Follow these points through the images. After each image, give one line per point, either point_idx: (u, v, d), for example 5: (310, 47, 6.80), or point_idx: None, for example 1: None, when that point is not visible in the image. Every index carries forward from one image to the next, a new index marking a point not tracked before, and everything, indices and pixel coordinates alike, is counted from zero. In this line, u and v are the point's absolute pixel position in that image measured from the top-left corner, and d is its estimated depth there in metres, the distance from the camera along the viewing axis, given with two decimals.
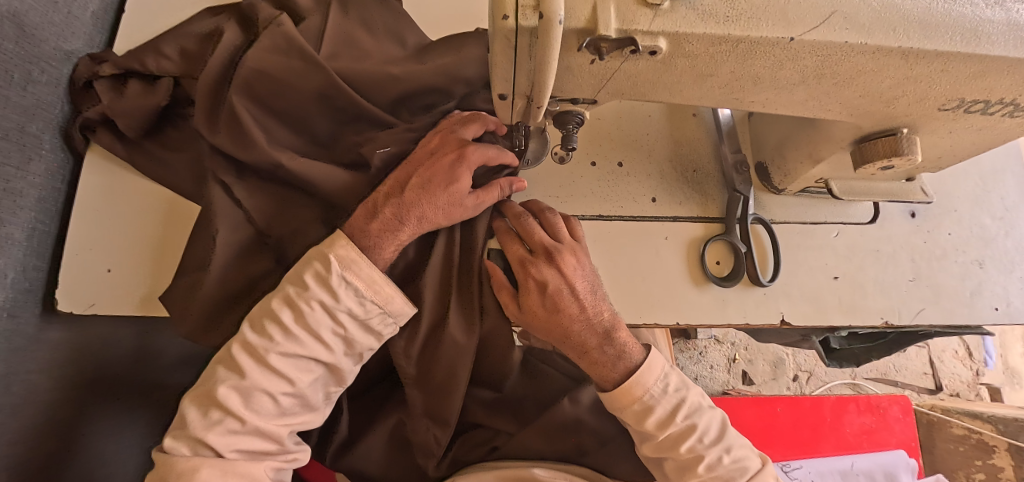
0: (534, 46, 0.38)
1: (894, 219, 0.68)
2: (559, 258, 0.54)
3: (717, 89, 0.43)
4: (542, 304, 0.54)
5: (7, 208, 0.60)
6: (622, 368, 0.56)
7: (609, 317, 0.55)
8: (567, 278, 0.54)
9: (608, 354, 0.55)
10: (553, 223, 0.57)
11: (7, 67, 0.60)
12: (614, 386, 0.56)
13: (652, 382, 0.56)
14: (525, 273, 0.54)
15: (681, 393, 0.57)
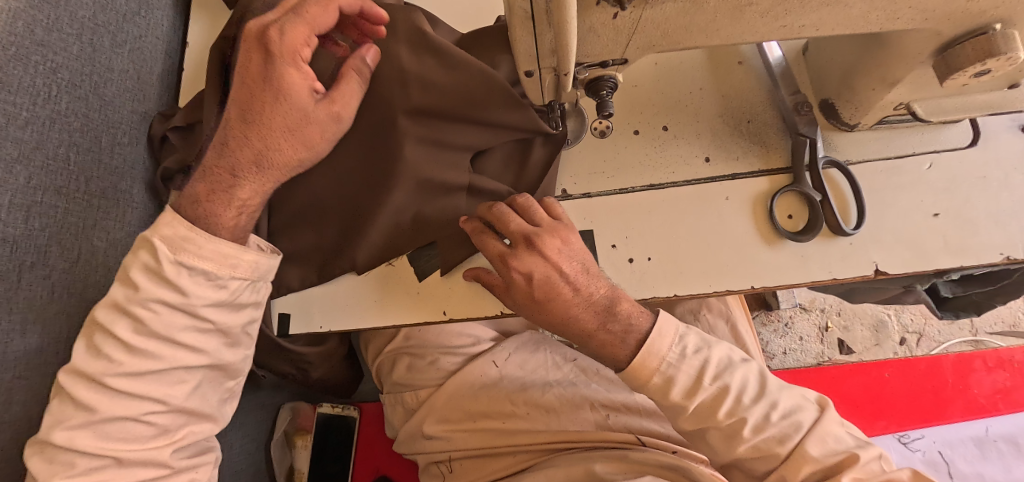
0: (547, 12, 0.36)
1: (998, 139, 0.59)
2: (539, 243, 0.52)
3: (758, 20, 0.39)
4: (530, 294, 0.52)
5: (111, 258, 0.66)
6: (632, 342, 0.53)
7: None
8: (552, 263, 0.52)
9: (614, 333, 0.53)
10: (527, 206, 0.55)
11: (95, 132, 0.65)
12: (627, 363, 0.54)
13: (733, 352, 0.56)
14: (508, 268, 0.52)
15: (703, 354, 0.54)
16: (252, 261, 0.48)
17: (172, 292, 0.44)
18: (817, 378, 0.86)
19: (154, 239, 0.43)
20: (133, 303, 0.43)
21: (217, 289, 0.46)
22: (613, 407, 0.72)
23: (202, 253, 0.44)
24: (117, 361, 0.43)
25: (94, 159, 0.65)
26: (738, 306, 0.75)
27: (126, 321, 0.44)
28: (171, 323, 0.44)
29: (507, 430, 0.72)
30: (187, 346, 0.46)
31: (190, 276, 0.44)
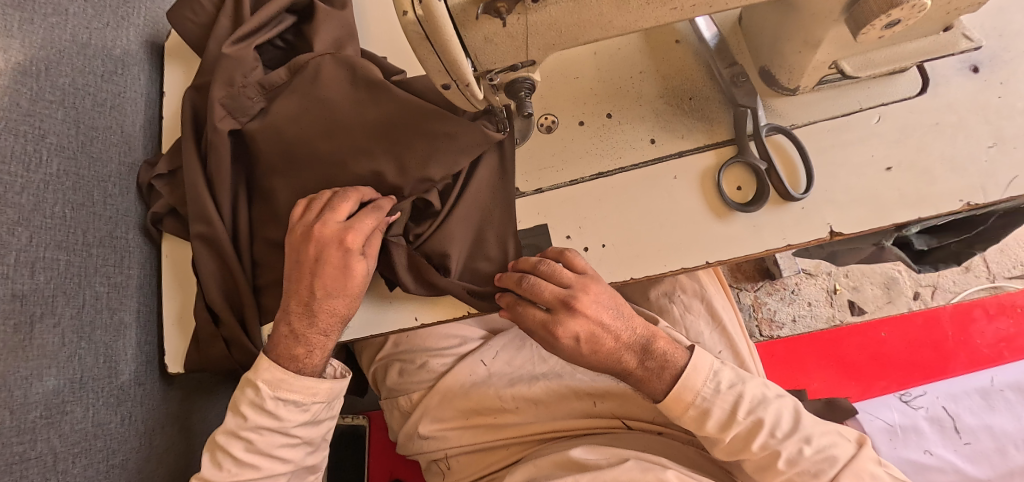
0: (432, 33, 0.38)
1: (950, 83, 0.57)
2: (579, 307, 0.53)
3: (646, 6, 0.40)
4: (580, 350, 0.55)
5: (113, 300, 0.71)
6: (667, 378, 0.56)
7: (642, 333, 0.57)
8: (592, 319, 0.54)
9: (650, 369, 0.56)
10: (553, 272, 0.54)
11: (86, 187, 0.71)
12: (664, 396, 0.56)
13: (702, 384, 0.56)
14: (555, 336, 0.54)
15: (737, 389, 0.56)
16: (327, 389, 0.58)
17: (273, 419, 0.55)
18: (813, 345, 0.85)
19: (260, 383, 0.55)
20: (246, 431, 0.55)
21: (303, 412, 0.57)
22: (599, 394, 0.72)
23: (292, 388, 0.55)
24: (235, 470, 0.56)
25: (89, 212, 0.70)
26: (716, 282, 0.75)
27: (231, 437, 0.56)
28: (270, 440, 0.56)
29: (499, 425, 0.75)
30: (280, 458, 0.57)
31: (286, 408, 0.56)
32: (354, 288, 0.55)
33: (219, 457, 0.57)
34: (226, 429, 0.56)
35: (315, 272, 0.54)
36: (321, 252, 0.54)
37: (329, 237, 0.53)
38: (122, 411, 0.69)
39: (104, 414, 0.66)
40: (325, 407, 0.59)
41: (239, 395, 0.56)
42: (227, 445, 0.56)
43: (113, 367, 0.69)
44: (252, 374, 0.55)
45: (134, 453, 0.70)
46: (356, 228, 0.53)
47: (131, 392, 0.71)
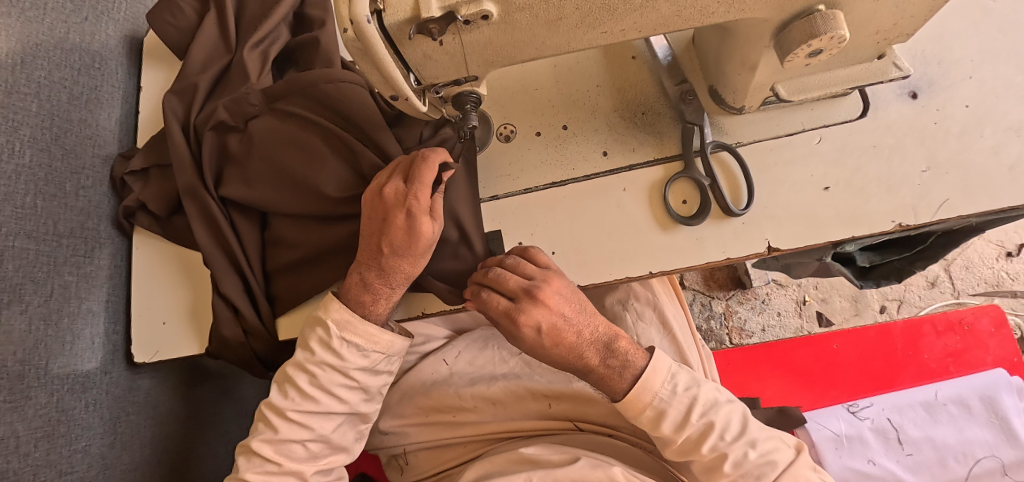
0: (367, 50, 0.40)
1: (889, 108, 0.60)
2: (542, 296, 0.51)
3: (579, 30, 0.42)
4: (541, 342, 0.53)
5: (81, 288, 0.73)
6: (629, 377, 0.55)
7: (605, 331, 0.55)
8: (556, 310, 0.52)
9: (612, 367, 0.55)
10: (518, 263, 0.52)
11: (59, 179, 0.73)
12: (623, 395, 0.55)
13: (661, 385, 0.55)
14: (517, 325, 0.52)
15: (692, 392, 0.55)
16: (388, 341, 0.57)
17: (335, 357, 0.55)
18: (768, 355, 0.86)
19: (329, 322, 0.54)
20: (310, 364, 0.55)
21: (363, 356, 0.56)
22: (555, 397, 0.74)
23: (357, 331, 0.55)
24: (298, 400, 0.55)
25: (60, 203, 0.72)
26: (671, 293, 0.77)
27: (301, 370, 0.55)
28: (331, 377, 0.55)
29: (458, 422, 0.76)
30: (339, 397, 0.56)
31: (348, 349, 0.55)
32: (421, 248, 0.53)
33: (287, 389, 0.56)
34: (297, 361, 0.56)
35: (382, 231, 0.52)
36: (387, 212, 0.52)
37: (395, 198, 0.51)
38: (86, 398, 0.71)
39: (68, 401, 0.68)
40: (389, 357, 0.58)
41: (308, 333, 0.56)
42: (318, 373, 0.55)
43: (78, 355, 0.71)
44: (324, 314, 0.55)
45: (98, 439, 0.71)
46: (418, 192, 0.51)
47: (97, 380, 0.73)
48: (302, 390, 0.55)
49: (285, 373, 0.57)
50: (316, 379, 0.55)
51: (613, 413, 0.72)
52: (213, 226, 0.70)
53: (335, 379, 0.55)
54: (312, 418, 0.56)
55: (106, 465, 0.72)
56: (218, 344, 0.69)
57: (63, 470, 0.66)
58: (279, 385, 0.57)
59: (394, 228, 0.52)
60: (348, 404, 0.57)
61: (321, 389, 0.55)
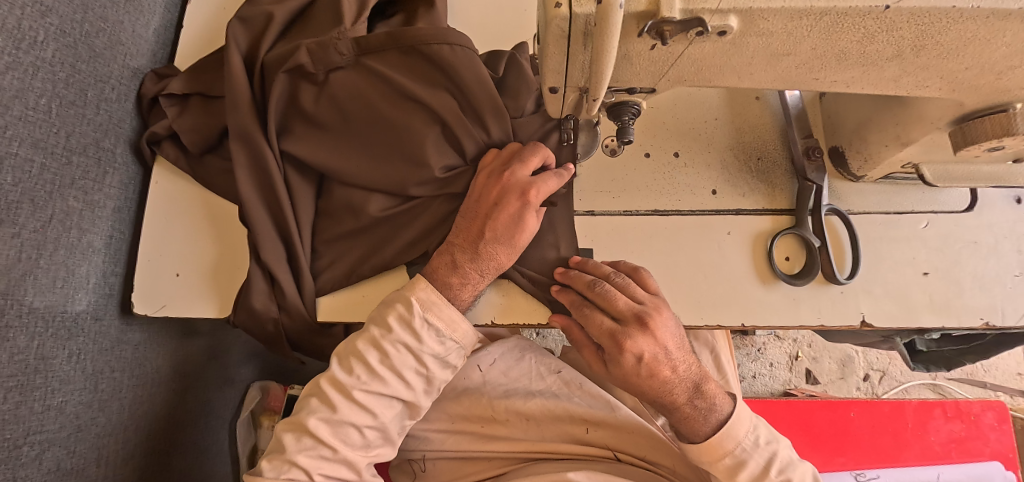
0: (575, 34, 0.35)
1: (995, 206, 0.60)
2: (651, 323, 0.51)
3: (794, 69, 0.39)
4: (637, 371, 0.53)
5: (85, 217, 0.62)
6: (713, 421, 0.55)
7: (697, 371, 0.55)
8: (660, 342, 0.52)
9: (699, 409, 0.55)
10: (626, 285, 0.53)
11: (81, 85, 0.61)
12: (704, 439, 0.55)
13: (744, 434, 0.55)
14: (620, 349, 0.52)
15: (772, 447, 0.56)
16: (466, 330, 0.56)
17: (413, 339, 0.54)
18: (785, 412, 0.87)
19: (413, 300, 0.54)
20: (385, 344, 0.54)
21: (440, 344, 0.55)
22: (594, 422, 0.71)
23: (439, 315, 0.54)
24: (364, 379, 0.54)
25: (78, 113, 0.61)
26: (723, 337, 0.76)
27: (371, 347, 0.54)
28: (404, 360, 0.54)
29: (490, 435, 0.73)
30: (406, 381, 0.55)
31: (428, 333, 0.54)
32: (520, 241, 0.55)
33: (352, 366, 0.55)
34: (369, 338, 0.55)
35: (491, 214, 0.54)
36: (502, 197, 0.54)
37: (515, 186, 0.54)
38: (71, 346, 0.60)
39: (50, 348, 0.57)
40: (460, 348, 0.57)
41: (384, 311, 0.55)
42: (390, 354, 0.54)
43: (69, 295, 0.60)
44: (408, 293, 0.55)
45: (75, 396, 0.60)
46: (537, 187, 0.54)
47: (85, 327, 0.62)
48: (370, 373, 0.54)
49: (351, 351, 0.55)
50: (388, 361, 0.54)
51: (657, 448, 0.69)
52: (262, 180, 0.61)
53: (403, 365, 0.54)
54: (371, 403, 0.54)
55: (79, 426, 0.61)
56: (245, 313, 0.60)
57: (31, 428, 0.55)
58: (340, 362, 0.55)
59: (504, 210, 0.53)
60: (409, 392, 0.56)
61: (388, 372, 0.54)
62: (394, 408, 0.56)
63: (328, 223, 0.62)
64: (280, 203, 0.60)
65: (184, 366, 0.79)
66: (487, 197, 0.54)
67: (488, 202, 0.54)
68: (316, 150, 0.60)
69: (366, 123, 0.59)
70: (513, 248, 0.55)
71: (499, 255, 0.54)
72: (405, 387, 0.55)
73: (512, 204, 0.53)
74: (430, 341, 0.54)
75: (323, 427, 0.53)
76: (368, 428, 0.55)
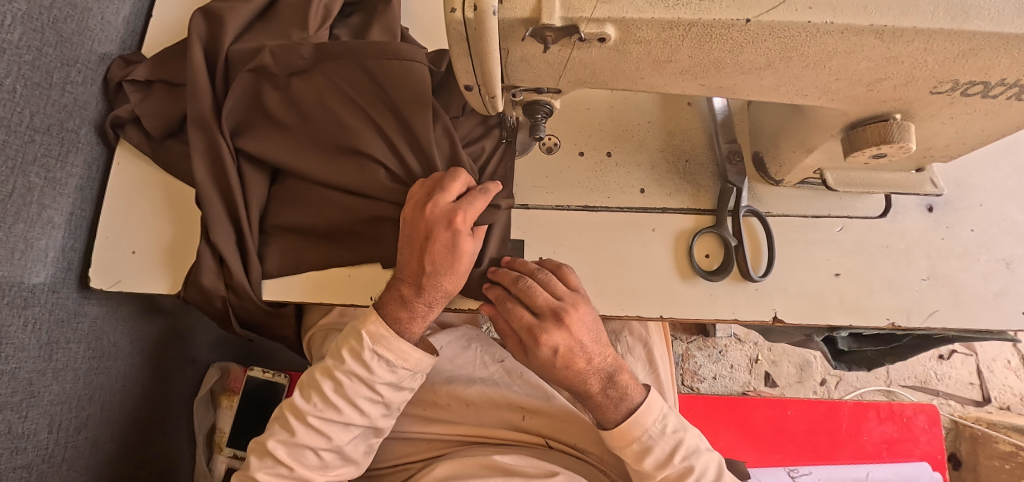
0: (472, 38, 0.38)
1: (907, 214, 0.63)
2: (567, 319, 0.54)
3: (680, 75, 0.42)
4: (553, 362, 0.55)
5: (46, 194, 0.65)
6: (623, 409, 0.58)
7: (613, 361, 0.58)
8: (575, 335, 0.54)
9: (611, 397, 0.58)
10: (548, 281, 0.56)
11: (47, 68, 0.64)
12: (614, 425, 0.58)
13: (651, 422, 0.58)
14: (537, 341, 0.54)
15: (679, 435, 0.59)
16: (417, 359, 0.58)
17: (365, 370, 0.57)
18: (726, 407, 0.91)
19: (363, 334, 0.56)
20: (338, 373, 0.57)
21: (392, 373, 0.58)
22: (531, 410, 0.74)
23: (390, 347, 0.56)
24: (320, 407, 0.57)
25: (43, 95, 0.64)
26: (659, 332, 0.79)
27: (328, 377, 0.58)
28: (356, 390, 0.57)
29: (431, 417, 0.76)
30: (360, 409, 0.58)
31: (379, 364, 0.57)
32: (461, 268, 0.55)
33: (312, 394, 0.58)
34: (326, 368, 0.58)
35: (425, 248, 0.54)
36: (432, 229, 0.54)
37: (441, 217, 0.54)
38: (26, 315, 0.63)
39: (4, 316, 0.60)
40: (413, 377, 0.60)
41: (341, 342, 0.58)
42: (344, 383, 0.57)
43: (27, 266, 0.63)
44: (360, 326, 0.57)
45: (29, 363, 0.63)
46: (463, 212, 0.54)
47: (42, 298, 0.65)
48: (324, 401, 0.57)
49: (311, 381, 0.59)
50: (342, 389, 0.57)
51: (586, 437, 0.73)
52: (214, 165, 0.64)
53: (358, 394, 0.57)
54: (327, 430, 0.58)
55: (32, 393, 0.64)
56: (193, 289, 0.64)
57: None
58: (302, 389, 0.59)
59: (436, 240, 0.54)
60: (366, 418, 0.59)
61: (342, 401, 0.57)
62: (353, 432, 0.60)
63: (277, 208, 0.66)
64: (230, 187, 0.63)
65: (144, 342, 0.83)
66: (418, 231, 0.55)
67: (421, 237, 0.55)
68: (271, 148, 0.63)
69: (321, 122, 0.62)
70: (456, 274, 0.55)
71: (445, 283, 0.55)
72: (360, 414, 0.59)
73: (444, 234, 0.54)
74: (383, 372, 0.57)
75: (281, 447, 0.57)
76: (326, 450, 0.59)
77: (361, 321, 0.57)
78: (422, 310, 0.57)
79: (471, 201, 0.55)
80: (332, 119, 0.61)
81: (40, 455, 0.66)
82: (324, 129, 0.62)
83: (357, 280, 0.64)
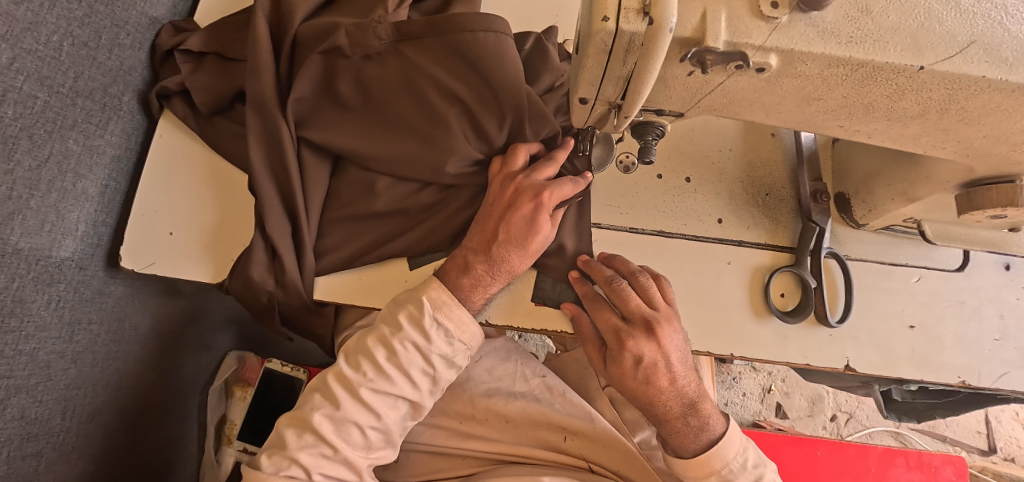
0: (619, 52, 0.35)
1: (984, 270, 0.62)
2: (658, 331, 0.51)
3: (820, 114, 0.39)
4: (635, 375, 0.52)
5: (83, 163, 0.60)
6: (703, 440, 0.54)
7: (695, 388, 0.54)
8: (663, 349, 0.51)
9: (691, 426, 0.54)
10: (645, 288, 0.53)
11: (97, 27, 0.59)
12: (692, 455, 0.54)
13: (731, 457, 0.55)
14: (621, 349, 0.52)
15: (759, 470, 0.56)
16: (475, 333, 0.55)
17: (422, 338, 0.53)
18: (755, 442, 0.89)
19: (425, 299, 0.53)
20: (394, 341, 0.53)
21: (449, 345, 0.54)
22: (573, 431, 0.72)
23: (449, 317, 0.53)
24: (371, 377, 0.53)
25: (89, 55, 0.59)
26: (708, 362, 0.76)
27: (381, 344, 0.54)
28: (412, 360, 0.53)
29: (467, 433, 0.73)
30: (411, 380, 0.54)
31: (437, 333, 0.53)
32: (534, 246, 0.54)
33: (361, 364, 0.54)
34: (379, 335, 0.54)
35: (504, 216, 0.54)
36: (516, 197, 0.54)
37: (527, 189, 0.54)
38: (50, 292, 0.58)
39: (28, 292, 0.55)
40: (467, 352, 0.56)
41: (396, 309, 0.55)
42: (398, 352, 0.53)
43: (55, 240, 0.58)
44: (420, 292, 0.54)
45: (49, 344, 0.58)
46: (549, 190, 0.54)
47: (68, 275, 0.60)
48: (376, 372, 0.53)
49: (362, 350, 0.55)
50: (395, 359, 0.53)
51: (630, 466, 0.69)
52: (273, 150, 0.60)
53: (412, 364, 0.53)
54: (375, 405, 0.53)
55: (49, 376, 0.59)
56: (239, 282, 0.59)
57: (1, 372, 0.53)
58: (349, 357, 0.55)
59: (517, 208, 0.53)
60: (415, 394, 0.55)
61: (395, 372, 0.53)
62: (400, 408, 0.55)
63: (334, 202, 0.62)
64: (288, 175, 0.59)
65: (162, 325, 0.78)
66: (502, 197, 0.55)
67: (503, 203, 0.55)
68: (336, 141, 0.60)
69: (398, 101, 0.58)
70: (527, 249, 0.54)
71: (514, 255, 0.54)
72: (411, 388, 0.55)
73: (523, 205, 0.53)
74: (440, 343, 0.54)
75: (323, 423, 0.53)
76: (371, 426, 0.54)
77: (423, 286, 0.54)
78: (484, 281, 0.54)
79: (558, 181, 0.55)
80: (416, 106, 0.58)
81: (51, 442, 0.61)
82: (400, 108, 0.58)
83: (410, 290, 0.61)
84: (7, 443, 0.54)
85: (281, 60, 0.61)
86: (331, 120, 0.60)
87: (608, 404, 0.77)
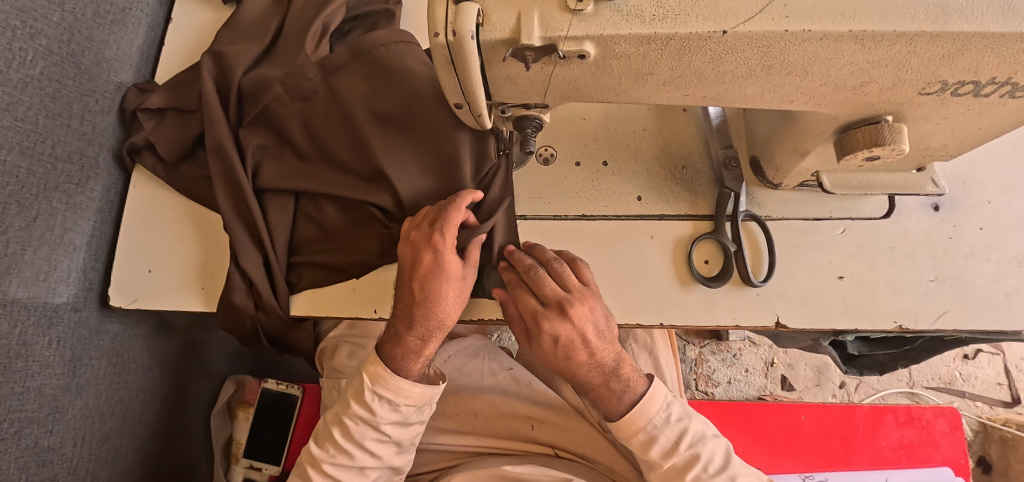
0: (455, 60, 0.39)
1: (912, 215, 0.62)
2: (571, 311, 0.54)
3: (663, 87, 0.42)
4: (554, 351, 0.56)
5: (69, 218, 0.68)
6: (627, 400, 0.58)
7: (616, 356, 0.57)
8: (578, 328, 0.54)
9: (614, 390, 0.58)
10: (562, 272, 0.56)
11: (67, 99, 0.68)
12: (619, 417, 0.59)
13: (656, 412, 0.59)
14: (539, 329, 0.55)
15: (683, 423, 0.60)
16: (419, 394, 0.60)
17: (367, 413, 0.60)
18: (739, 414, 0.89)
19: (364, 375, 0.59)
20: (345, 419, 0.60)
21: (394, 412, 0.60)
22: (539, 419, 0.75)
23: (388, 387, 0.58)
24: (333, 454, 0.62)
25: (63, 124, 0.67)
26: (663, 339, 0.82)
27: (337, 423, 0.62)
28: (363, 432, 0.60)
29: (439, 428, 0.77)
30: (370, 451, 0.62)
31: (379, 405, 0.59)
32: (452, 291, 0.56)
33: (325, 443, 0.63)
34: (336, 415, 0.62)
35: (411, 275, 0.56)
36: (415, 256, 0.55)
37: (422, 240, 0.55)
38: (52, 334, 0.66)
39: (31, 335, 0.63)
40: (418, 410, 0.62)
41: (347, 390, 0.62)
42: (351, 429, 0.60)
43: (51, 288, 0.66)
44: (362, 369, 0.60)
45: (54, 380, 0.67)
46: (443, 233, 0.54)
47: (65, 318, 0.68)
48: (335, 448, 0.62)
49: (325, 433, 0.63)
50: (349, 434, 0.60)
51: (595, 446, 0.74)
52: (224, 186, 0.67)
53: (365, 437, 0.61)
54: (343, 475, 0.62)
55: (58, 407, 0.67)
56: None
57: (12, 406, 0.61)
58: (319, 434, 0.64)
59: (420, 265, 0.55)
60: (379, 456, 0.63)
61: (353, 445, 0.61)
62: (370, 472, 0.63)
63: None
64: (238, 207, 0.66)
65: (161, 357, 0.86)
66: (404, 257, 0.56)
67: (408, 259, 0.56)
68: (279, 172, 0.66)
69: (324, 124, 0.64)
70: (444, 297, 0.55)
71: (439, 309, 0.56)
72: (371, 454, 0.62)
73: (424, 258, 0.55)
74: (385, 414, 0.60)
75: None
76: None
77: (368, 359, 0.60)
78: (416, 343, 0.57)
79: (450, 222, 0.55)
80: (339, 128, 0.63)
81: (65, 467, 0.68)
82: (326, 131, 0.64)
83: (361, 294, 0.66)
84: (23, 469, 0.63)
85: (223, 104, 0.68)
86: (273, 153, 0.67)
87: (571, 391, 0.80)
